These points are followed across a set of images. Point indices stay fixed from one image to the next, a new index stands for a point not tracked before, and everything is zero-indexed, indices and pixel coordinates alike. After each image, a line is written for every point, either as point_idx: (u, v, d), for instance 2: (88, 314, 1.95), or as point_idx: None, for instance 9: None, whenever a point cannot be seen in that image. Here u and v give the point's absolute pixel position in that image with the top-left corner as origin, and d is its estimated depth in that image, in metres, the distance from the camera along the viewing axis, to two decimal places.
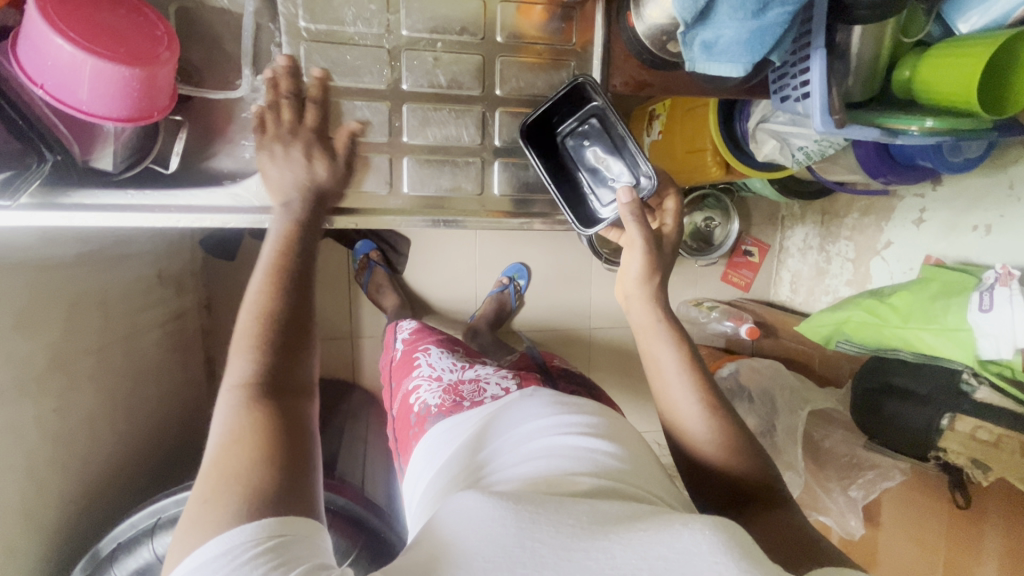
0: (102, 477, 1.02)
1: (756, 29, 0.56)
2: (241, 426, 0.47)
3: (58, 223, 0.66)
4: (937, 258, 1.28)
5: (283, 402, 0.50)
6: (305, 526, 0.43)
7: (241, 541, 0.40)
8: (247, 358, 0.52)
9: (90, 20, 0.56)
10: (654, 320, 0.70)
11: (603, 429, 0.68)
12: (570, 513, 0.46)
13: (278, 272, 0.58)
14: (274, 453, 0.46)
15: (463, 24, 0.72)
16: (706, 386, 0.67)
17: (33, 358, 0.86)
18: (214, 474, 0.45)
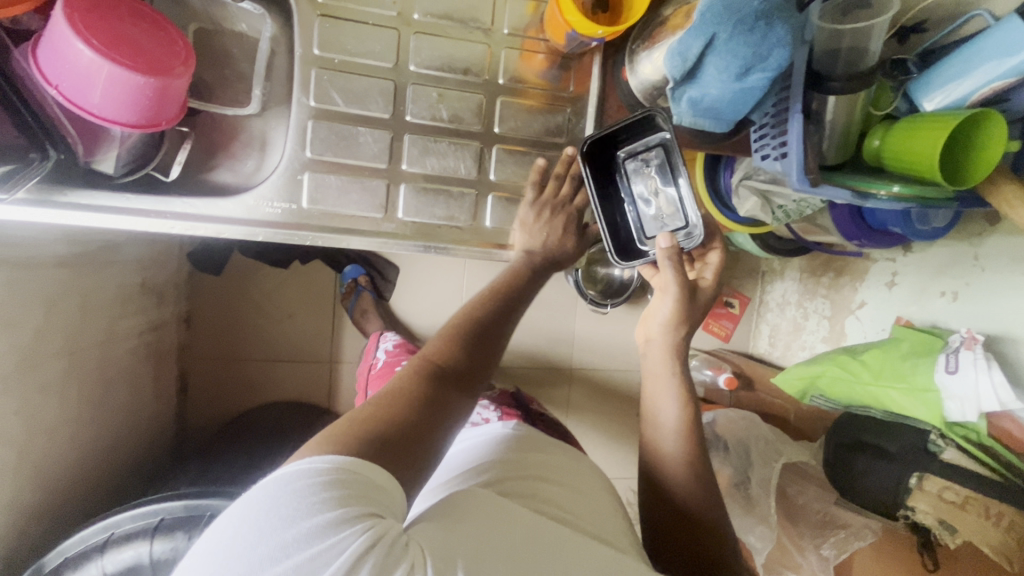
0: (56, 487, 0.97)
1: (737, 91, 0.60)
2: (411, 391, 0.54)
3: (50, 221, 0.65)
4: (907, 319, 1.33)
5: (444, 390, 0.56)
6: (391, 488, 0.46)
7: (334, 468, 0.44)
8: (440, 347, 0.60)
9: (111, 29, 0.59)
10: (668, 370, 0.72)
11: (578, 474, 0.70)
12: (573, 554, 0.50)
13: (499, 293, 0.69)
14: (406, 423, 0.51)
15: (468, 65, 0.76)
16: (699, 457, 0.69)
17: (6, 355, 0.84)
18: (355, 422, 0.50)
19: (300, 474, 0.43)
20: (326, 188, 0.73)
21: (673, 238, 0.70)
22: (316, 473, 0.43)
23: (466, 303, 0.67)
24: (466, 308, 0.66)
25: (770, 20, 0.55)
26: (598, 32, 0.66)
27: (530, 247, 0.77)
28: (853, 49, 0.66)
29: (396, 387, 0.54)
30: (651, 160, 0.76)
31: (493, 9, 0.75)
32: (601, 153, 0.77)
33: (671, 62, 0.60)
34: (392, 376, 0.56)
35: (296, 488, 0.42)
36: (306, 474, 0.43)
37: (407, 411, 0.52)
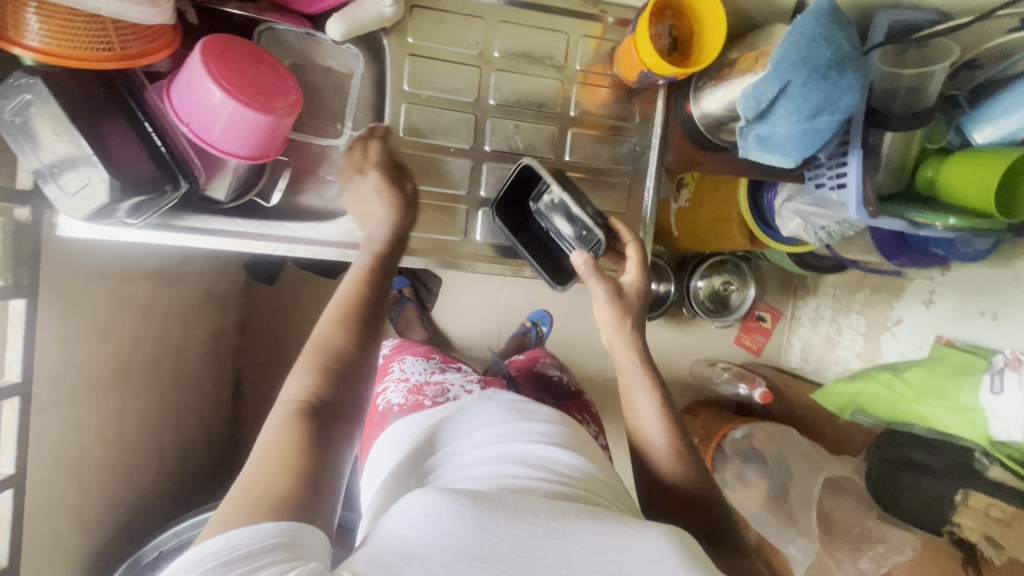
0: (142, 486, 1.04)
1: (806, 130, 0.64)
2: (284, 433, 0.53)
3: (166, 242, 0.72)
4: (947, 338, 1.35)
5: (330, 426, 0.56)
6: (316, 538, 0.47)
7: (255, 538, 0.44)
8: (304, 377, 0.58)
9: (239, 72, 0.65)
10: (634, 364, 0.74)
11: (563, 437, 0.70)
12: (531, 512, 0.49)
13: (350, 307, 0.63)
14: (299, 463, 0.51)
15: (543, 99, 0.81)
16: (680, 433, 0.71)
17: (105, 363, 0.91)
18: (242, 494, 0.48)
19: (210, 556, 0.42)
20: (411, 213, 0.79)
21: (585, 253, 0.75)
22: (236, 547, 0.43)
23: (345, 288, 0.65)
24: (348, 313, 0.63)
25: (842, 68, 0.60)
26: (673, 73, 0.70)
27: (395, 224, 0.71)
28: (911, 91, 0.71)
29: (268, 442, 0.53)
30: (542, 196, 0.80)
31: (567, 48, 0.81)
32: (516, 195, 0.81)
33: (746, 104, 0.64)
34: (265, 427, 0.55)
35: (216, 567, 0.41)
36: (223, 550, 0.42)
37: (293, 447, 0.52)
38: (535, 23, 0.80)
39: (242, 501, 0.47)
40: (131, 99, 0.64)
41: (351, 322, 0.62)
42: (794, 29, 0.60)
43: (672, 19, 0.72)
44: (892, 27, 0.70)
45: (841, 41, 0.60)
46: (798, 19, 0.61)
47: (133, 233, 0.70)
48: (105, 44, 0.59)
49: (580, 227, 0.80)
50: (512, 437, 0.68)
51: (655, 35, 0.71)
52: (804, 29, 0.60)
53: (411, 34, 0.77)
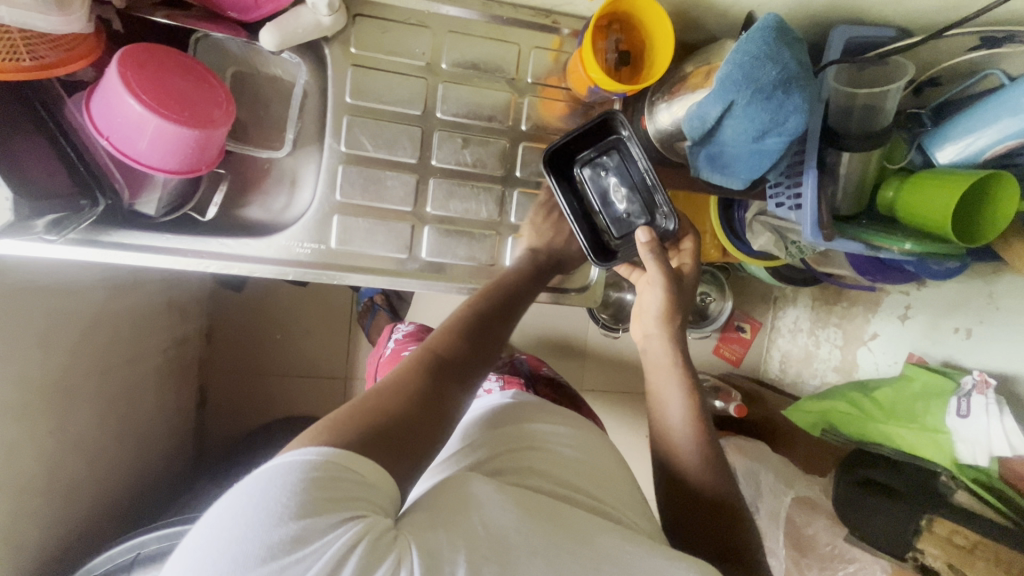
0: (86, 502, 1.01)
1: (754, 151, 0.62)
2: (405, 381, 0.54)
3: (93, 259, 0.69)
4: (920, 356, 1.34)
5: (445, 383, 0.56)
6: (368, 468, 0.46)
7: (310, 464, 0.43)
8: (438, 338, 0.60)
9: (161, 84, 0.62)
10: (671, 360, 0.73)
11: (579, 442, 0.68)
12: (571, 528, 0.50)
13: (489, 294, 0.68)
14: (388, 423, 0.49)
15: (492, 112, 0.79)
16: (708, 439, 0.70)
17: (43, 378, 0.88)
18: (334, 425, 0.48)
19: (281, 477, 0.42)
20: (354, 229, 0.76)
21: (650, 232, 0.73)
22: (296, 472, 0.43)
23: (461, 308, 0.65)
24: (472, 307, 0.66)
25: (788, 90, 0.58)
26: (620, 90, 0.68)
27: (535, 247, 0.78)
28: (866, 109, 0.69)
29: (386, 386, 0.53)
30: (605, 164, 0.78)
31: (518, 59, 0.78)
32: (567, 159, 0.79)
33: (691, 123, 0.62)
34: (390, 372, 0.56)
35: (271, 493, 0.41)
36: (283, 475, 0.42)
37: (398, 397, 0.52)
38: (485, 34, 0.77)
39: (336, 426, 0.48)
40: (45, 111, 0.61)
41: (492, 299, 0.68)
42: (738, 47, 0.57)
43: (619, 33, 0.69)
44: (850, 42, 0.67)
45: (787, 59, 0.56)
46: (744, 34, 0.58)
47: (56, 251, 0.67)
48: (14, 55, 0.55)
49: (646, 200, 0.77)
50: (539, 435, 0.67)
51: (601, 50, 0.69)
52: (748, 47, 0.57)
53: (355, 44, 0.74)
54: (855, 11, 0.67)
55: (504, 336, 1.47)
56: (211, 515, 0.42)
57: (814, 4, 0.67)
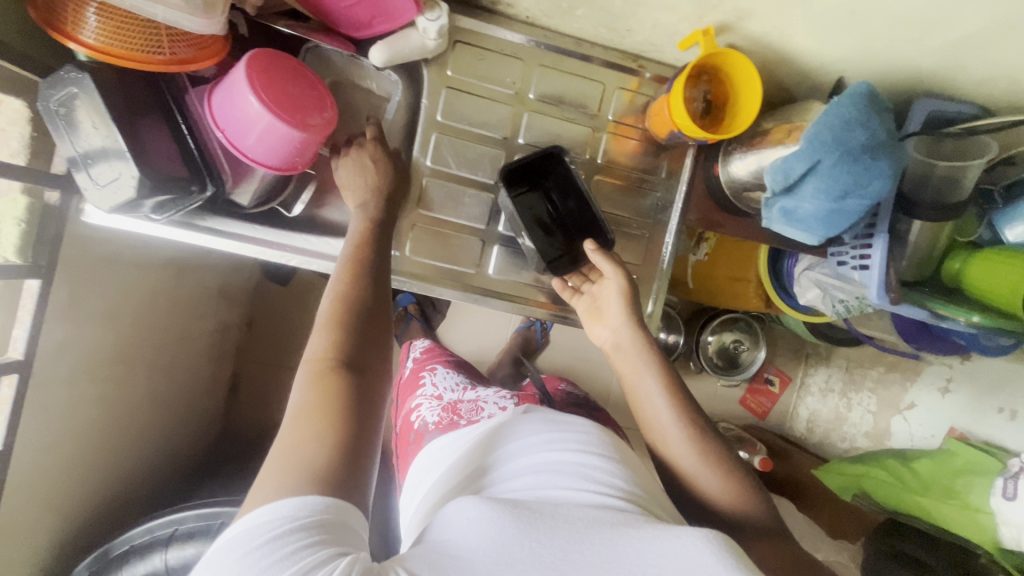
0: (123, 473, 1.03)
1: (833, 210, 0.64)
2: (315, 397, 0.53)
3: (186, 240, 0.74)
4: (962, 432, 1.31)
5: (355, 378, 0.55)
6: (356, 521, 0.47)
7: (308, 511, 0.44)
8: (325, 336, 0.58)
9: (278, 86, 0.66)
10: (637, 342, 0.71)
11: (604, 439, 0.63)
12: (564, 525, 0.48)
13: (357, 264, 0.65)
14: (339, 425, 0.51)
15: (571, 143, 0.82)
16: (692, 416, 0.66)
17: (109, 346, 0.92)
18: (286, 454, 0.49)
19: (255, 532, 0.43)
20: (428, 240, 0.80)
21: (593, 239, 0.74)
22: (290, 518, 0.44)
23: (334, 294, 0.61)
24: (360, 286, 0.63)
25: (875, 154, 0.60)
26: (701, 135, 0.70)
27: (368, 198, 0.72)
28: (946, 181, 0.69)
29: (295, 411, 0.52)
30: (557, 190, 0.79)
31: (600, 96, 0.82)
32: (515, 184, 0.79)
33: (773, 175, 0.64)
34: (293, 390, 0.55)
35: (258, 544, 0.42)
36: (271, 523, 0.43)
37: (337, 414, 0.52)
38: (574, 72, 0.81)
39: (287, 460, 0.48)
40: (171, 101, 0.66)
41: (355, 275, 0.63)
42: (829, 110, 0.60)
43: (707, 84, 0.72)
44: (931, 115, 0.69)
45: (875, 127, 0.59)
46: (834, 99, 0.62)
47: (156, 228, 0.72)
48: (157, 47, 0.61)
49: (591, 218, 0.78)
50: (562, 432, 0.63)
51: (689, 98, 0.72)
52: (840, 111, 0.59)
53: (451, 68, 0.78)
54: (938, 86, 0.69)
55: (534, 357, 1.49)
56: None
57: (899, 75, 0.69)
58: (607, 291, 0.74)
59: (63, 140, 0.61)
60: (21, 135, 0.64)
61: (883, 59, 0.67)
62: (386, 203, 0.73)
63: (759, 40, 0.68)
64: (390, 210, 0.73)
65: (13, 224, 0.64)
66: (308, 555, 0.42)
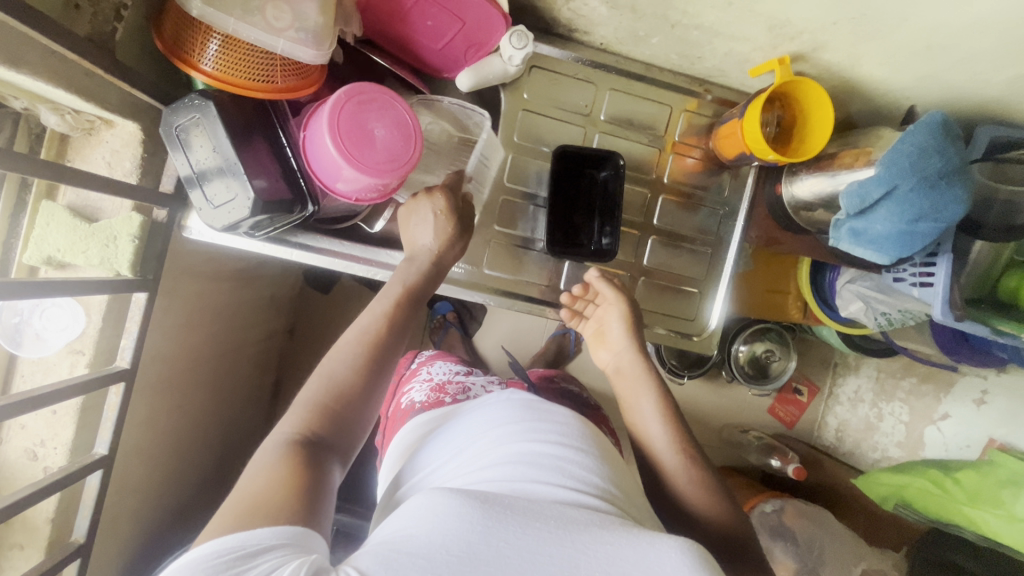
0: (187, 477, 1.06)
1: (905, 232, 0.66)
2: (285, 457, 0.54)
3: (278, 255, 0.78)
4: (1002, 442, 1.33)
5: (318, 448, 0.57)
6: (316, 543, 0.49)
7: (257, 538, 0.46)
8: (304, 413, 0.60)
9: (356, 122, 0.65)
10: (639, 370, 0.75)
11: (585, 437, 0.66)
12: (533, 523, 0.49)
13: (398, 303, 0.68)
14: (305, 487, 0.52)
15: (638, 163, 0.86)
16: (688, 441, 0.69)
17: (184, 354, 0.95)
18: (251, 499, 0.50)
19: (204, 560, 0.44)
20: (503, 255, 0.83)
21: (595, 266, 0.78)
22: (240, 546, 0.45)
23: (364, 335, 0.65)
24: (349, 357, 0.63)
25: (950, 181, 0.63)
26: (770, 156, 0.73)
27: (443, 247, 0.72)
28: (1008, 205, 0.72)
29: (259, 473, 0.53)
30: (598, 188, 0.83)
31: (667, 118, 0.85)
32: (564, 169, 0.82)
33: (848, 197, 0.68)
34: (256, 456, 0.56)
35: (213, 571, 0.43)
36: (218, 551, 0.44)
37: (305, 475, 0.53)
38: (643, 95, 0.84)
39: (251, 508, 0.49)
40: (277, 123, 0.70)
41: (397, 325, 0.67)
42: (906, 138, 0.64)
43: (780, 110, 0.76)
44: (995, 141, 0.73)
45: (951, 155, 0.62)
46: (909, 128, 0.65)
47: (252, 244, 0.76)
48: (271, 76, 0.65)
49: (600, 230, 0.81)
50: (542, 429, 0.65)
51: (764, 122, 0.76)
52: (917, 140, 0.63)
53: (526, 91, 0.82)
54: (1001, 112, 0.73)
55: (571, 366, 1.52)
56: None
57: (962, 103, 0.73)
58: (608, 312, 0.78)
59: (179, 156, 0.65)
60: (133, 156, 0.68)
61: (949, 89, 0.70)
62: (435, 271, 0.73)
63: (831, 68, 0.72)
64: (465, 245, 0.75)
65: (127, 242, 0.67)
66: (256, 571, 0.43)
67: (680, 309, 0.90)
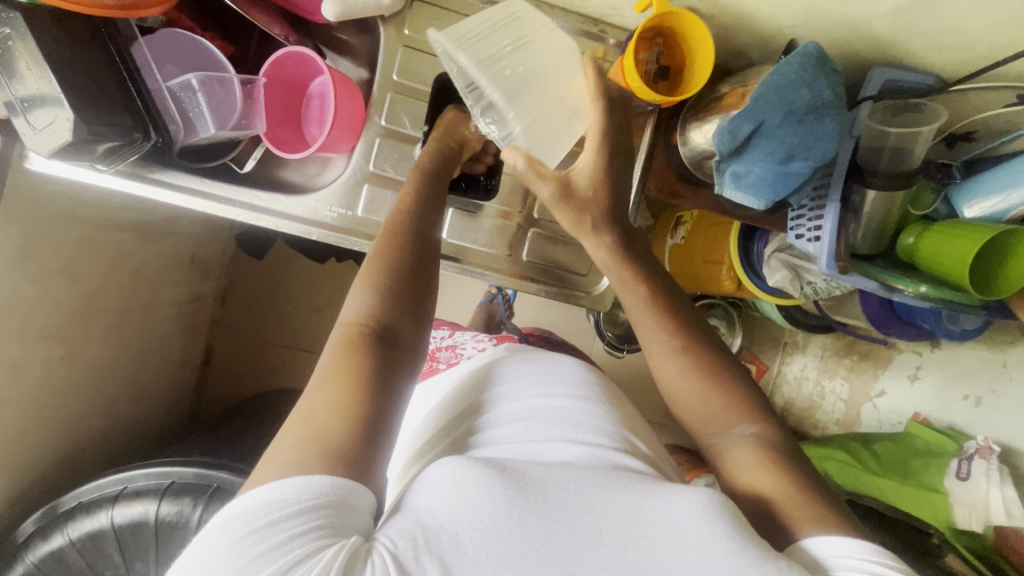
0: (83, 436, 1.01)
1: (780, 173, 0.63)
2: (338, 366, 0.52)
3: (133, 192, 0.74)
4: (924, 417, 1.21)
5: (385, 354, 0.54)
6: (363, 498, 0.46)
7: (307, 494, 0.43)
8: (360, 304, 0.57)
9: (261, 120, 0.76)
10: (610, 262, 0.67)
11: (598, 394, 0.63)
12: (559, 485, 0.47)
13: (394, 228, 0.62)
14: (360, 406, 0.49)
15: None
16: (677, 324, 0.64)
17: (64, 305, 0.90)
18: (296, 435, 0.47)
19: (249, 516, 0.42)
20: (381, 201, 0.78)
21: (513, 153, 0.65)
22: (288, 501, 0.42)
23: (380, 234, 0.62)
24: (392, 249, 0.60)
25: (820, 115, 0.60)
26: (656, 99, 0.70)
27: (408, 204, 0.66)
28: (897, 151, 0.70)
29: (312, 404, 0.50)
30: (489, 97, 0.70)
31: None
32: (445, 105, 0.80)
33: (720, 137, 0.63)
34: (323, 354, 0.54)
35: (247, 532, 0.41)
36: (263, 510, 0.42)
37: (355, 390, 0.50)
38: None
39: (300, 441, 0.46)
40: (113, 45, 0.64)
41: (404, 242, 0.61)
42: (776, 69, 0.60)
43: (661, 47, 0.72)
44: (886, 85, 0.70)
45: (821, 87, 0.59)
46: (783, 59, 0.61)
47: (102, 178, 0.71)
48: None
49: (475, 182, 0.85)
50: (555, 393, 0.61)
51: (643, 60, 0.72)
52: (786, 71, 0.59)
53: (409, 27, 0.78)
54: (895, 54, 0.69)
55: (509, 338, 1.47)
56: (201, 549, 0.42)
57: (855, 42, 0.69)
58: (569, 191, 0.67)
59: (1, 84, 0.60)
60: None
61: (837, 24, 0.66)
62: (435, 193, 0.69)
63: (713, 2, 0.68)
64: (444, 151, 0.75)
65: None
66: (295, 538, 0.41)
67: (578, 263, 0.87)
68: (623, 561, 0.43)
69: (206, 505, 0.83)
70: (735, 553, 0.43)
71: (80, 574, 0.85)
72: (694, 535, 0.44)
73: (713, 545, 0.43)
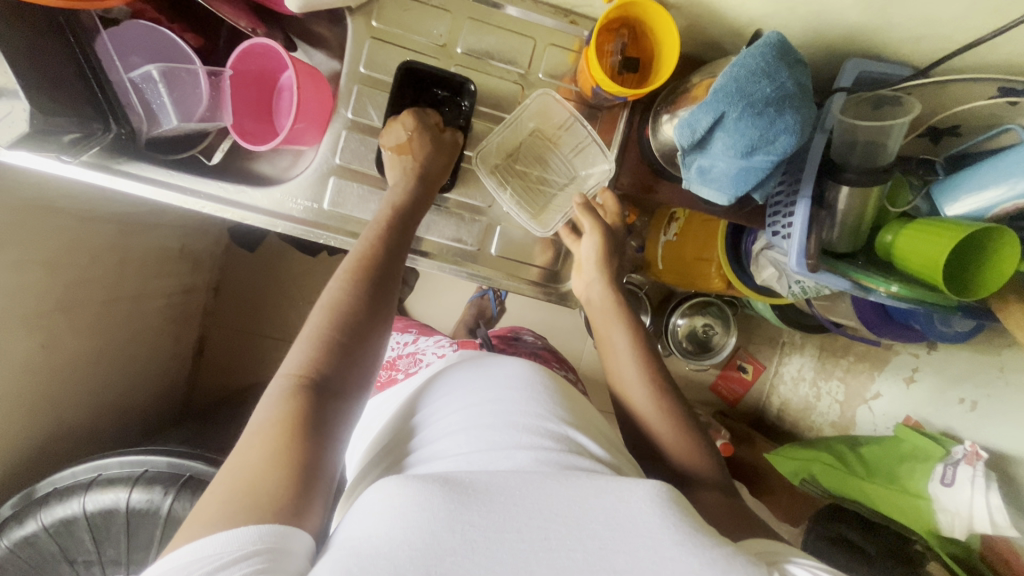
0: (66, 425, 1.03)
1: (742, 168, 0.62)
2: (283, 412, 0.53)
3: (100, 183, 0.74)
4: (917, 421, 1.15)
5: (324, 402, 0.55)
6: (301, 541, 0.47)
7: (231, 546, 0.43)
8: (304, 352, 0.58)
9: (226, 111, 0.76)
10: (611, 302, 0.74)
11: (548, 393, 0.61)
12: (505, 492, 0.45)
13: (362, 265, 0.64)
14: (300, 459, 0.50)
15: (499, 102, 0.81)
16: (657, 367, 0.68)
17: (44, 294, 0.91)
18: (230, 481, 0.48)
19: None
20: (347, 193, 0.78)
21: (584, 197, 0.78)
22: (211, 558, 0.42)
23: (340, 282, 0.63)
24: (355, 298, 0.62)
25: (781, 108, 0.58)
26: (622, 92, 0.68)
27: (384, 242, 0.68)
28: (870, 146, 0.68)
29: (251, 449, 0.50)
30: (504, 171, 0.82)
31: (531, 53, 0.80)
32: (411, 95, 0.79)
33: (681, 131, 0.62)
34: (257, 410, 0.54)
35: None
36: (186, 569, 0.42)
37: (295, 437, 0.51)
38: (505, 27, 0.79)
39: (231, 492, 0.47)
40: (73, 38, 0.65)
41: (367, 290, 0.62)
42: (737, 61, 0.58)
43: (626, 37, 0.70)
44: (860, 77, 0.68)
45: (783, 79, 0.57)
46: (744, 51, 0.59)
47: (67, 169, 0.71)
48: None
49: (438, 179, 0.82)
50: (491, 403, 0.59)
51: (607, 52, 0.71)
52: (747, 63, 0.57)
53: (376, 18, 0.77)
54: (869, 44, 0.66)
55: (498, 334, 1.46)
56: None
57: (828, 32, 0.66)
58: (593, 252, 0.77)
59: None
60: None
61: (807, 13, 0.64)
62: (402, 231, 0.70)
63: None
64: (426, 193, 0.74)
65: None
66: None
67: (552, 259, 0.86)
68: (572, 564, 0.41)
69: (177, 494, 0.83)
70: (683, 544, 0.42)
71: (56, 560, 0.87)
72: (643, 531, 0.43)
73: (662, 538, 0.43)
